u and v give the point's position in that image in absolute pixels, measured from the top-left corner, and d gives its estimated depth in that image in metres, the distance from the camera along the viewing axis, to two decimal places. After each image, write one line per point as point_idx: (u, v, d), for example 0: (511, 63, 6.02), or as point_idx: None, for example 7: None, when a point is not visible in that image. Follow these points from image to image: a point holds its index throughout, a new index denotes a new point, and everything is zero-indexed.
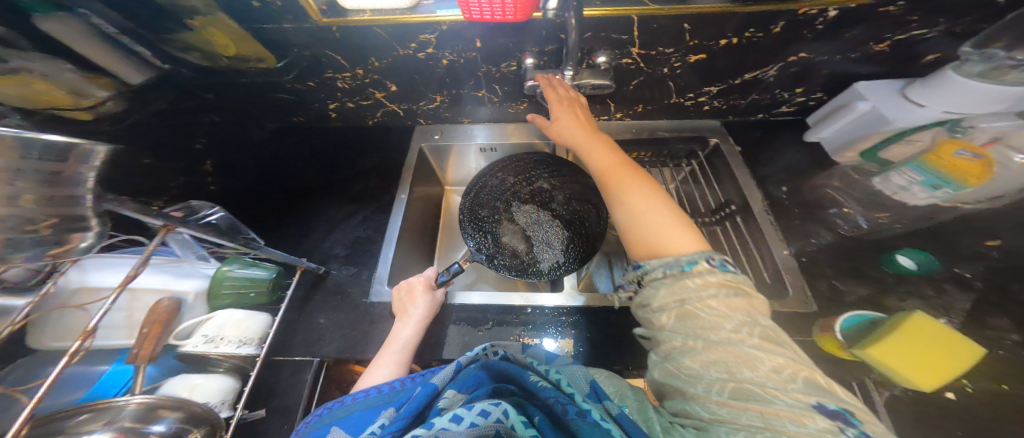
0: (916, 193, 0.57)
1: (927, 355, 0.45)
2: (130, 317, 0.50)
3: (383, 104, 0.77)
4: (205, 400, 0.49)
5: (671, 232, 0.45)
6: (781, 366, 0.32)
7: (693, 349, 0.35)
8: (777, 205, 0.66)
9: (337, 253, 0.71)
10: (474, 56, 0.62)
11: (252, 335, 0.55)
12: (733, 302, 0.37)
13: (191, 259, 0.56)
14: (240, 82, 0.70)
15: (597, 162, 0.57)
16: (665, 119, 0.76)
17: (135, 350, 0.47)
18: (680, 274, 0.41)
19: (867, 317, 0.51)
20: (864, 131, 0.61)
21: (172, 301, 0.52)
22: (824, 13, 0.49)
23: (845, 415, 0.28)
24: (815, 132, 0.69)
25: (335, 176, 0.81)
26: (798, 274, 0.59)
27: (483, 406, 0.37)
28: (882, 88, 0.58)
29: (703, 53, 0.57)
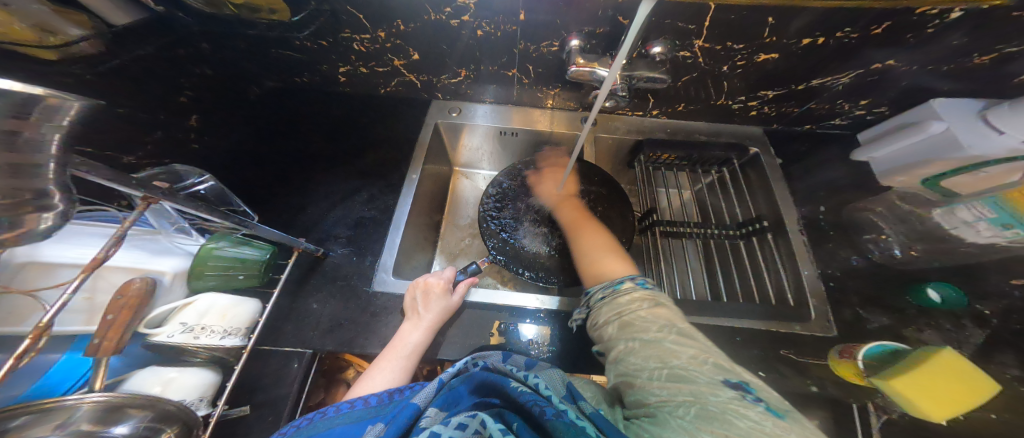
0: (981, 230, 0.50)
1: (953, 393, 0.42)
2: (92, 299, 0.41)
3: (401, 73, 0.69)
4: (180, 398, 0.42)
5: (609, 264, 0.57)
6: (700, 357, 0.37)
7: (633, 351, 0.41)
8: (812, 224, 0.63)
9: (338, 233, 0.64)
10: (514, 30, 0.55)
11: (240, 325, 0.48)
12: (656, 311, 0.45)
13: (169, 232, 0.47)
14: (246, 34, 0.61)
15: (565, 215, 0.67)
16: (704, 121, 0.74)
17: (94, 340, 0.35)
18: (613, 292, 0.51)
19: (890, 348, 0.48)
20: (909, 157, 0.57)
21: (146, 282, 0.41)
22: (946, 14, 0.44)
23: (743, 385, 0.33)
24: (866, 151, 0.64)
25: (338, 147, 0.73)
26: (823, 299, 0.57)
27: (459, 420, 0.34)
28: (959, 108, 0.52)
29: (775, 53, 0.54)
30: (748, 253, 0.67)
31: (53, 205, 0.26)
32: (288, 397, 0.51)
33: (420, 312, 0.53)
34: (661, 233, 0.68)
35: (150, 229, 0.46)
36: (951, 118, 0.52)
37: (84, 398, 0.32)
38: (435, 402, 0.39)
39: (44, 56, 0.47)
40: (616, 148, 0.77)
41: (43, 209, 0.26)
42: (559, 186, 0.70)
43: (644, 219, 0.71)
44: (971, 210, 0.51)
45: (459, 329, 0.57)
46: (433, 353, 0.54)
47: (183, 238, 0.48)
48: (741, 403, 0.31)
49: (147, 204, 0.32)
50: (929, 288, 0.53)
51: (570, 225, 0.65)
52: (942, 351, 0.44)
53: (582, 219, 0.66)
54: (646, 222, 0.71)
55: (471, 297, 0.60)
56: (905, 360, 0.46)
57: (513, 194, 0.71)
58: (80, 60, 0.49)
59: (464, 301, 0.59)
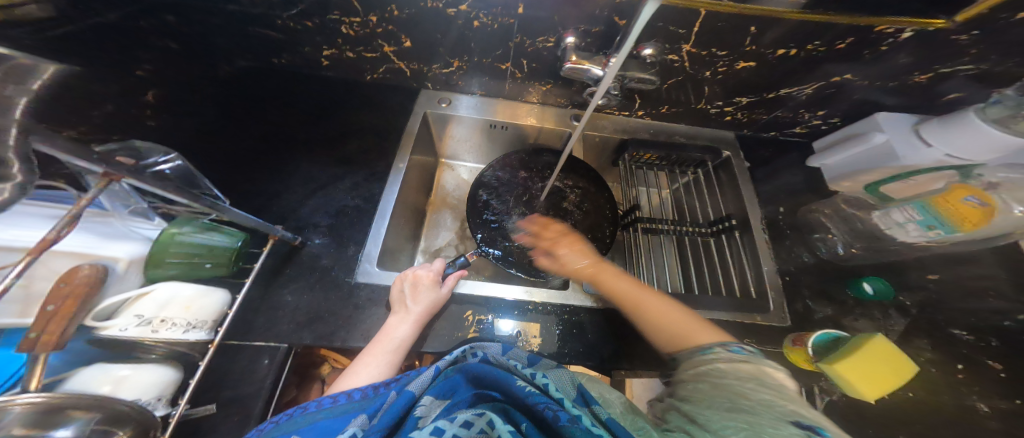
0: (910, 231, 0.57)
1: (882, 375, 0.48)
2: (28, 287, 0.35)
3: (390, 60, 0.67)
4: (135, 397, 0.37)
5: (695, 329, 0.47)
6: (775, 400, 0.34)
7: (698, 390, 0.38)
8: (773, 224, 0.70)
9: (318, 221, 0.61)
10: (510, 23, 0.56)
11: (206, 318, 0.44)
12: (741, 366, 0.39)
13: (123, 215, 0.43)
14: (227, 10, 0.57)
15: (580, 269, 0.60)
16: (683, 124, 0.79)
17: (30, 333, 0.30)
18: (700, 358, 0.43)
19: (834, 335, 0.54)
20: (860, 164, 0.65)
21: (94, 269, 0.36)
22: (898, 34, 0.50)
23: (818, 428, 0.29)
24: (819, 159, 0.72)
25: (319, 132, 0.69)
26: (779, 291, 0.63)
27: (465, 418, 0.35)
28: (898, 123, 0.60)
29: (753, 61, 0.59)
30: (717, 248, 0.72)
31: (11, 176, 0.25)
32: (257, 395, 0.48)
33: (408, 306, 0.52)
34: (642, 228, 0.72)
35: (98, 211, 0.41)
36: (891, 131, 0.59)
37: (15, 400, 0.26)
38: (431, 391, 0.41)
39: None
40: (602, 146, 0.80)
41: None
42: (549, 181, 0.72)
43: (627, 216, 0.74)
44: (903, 212, 0.57)
45: (447, 322, 0.57)
46: (418, 346, 0.54)
47: (139, 223, 0.44)
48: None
49: (107, 181, 0.31)
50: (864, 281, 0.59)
51: (634, 281, 0.56)
52: (875, 336, 0.50)
53: (604, 268, 0.59)
54: (628, 219, 0.74)
55: (460, 289, 0.59)
56: (846, 345, 0.52)
57: (506, 189, 0.73)
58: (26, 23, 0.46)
59: (453, 293, 0.59)
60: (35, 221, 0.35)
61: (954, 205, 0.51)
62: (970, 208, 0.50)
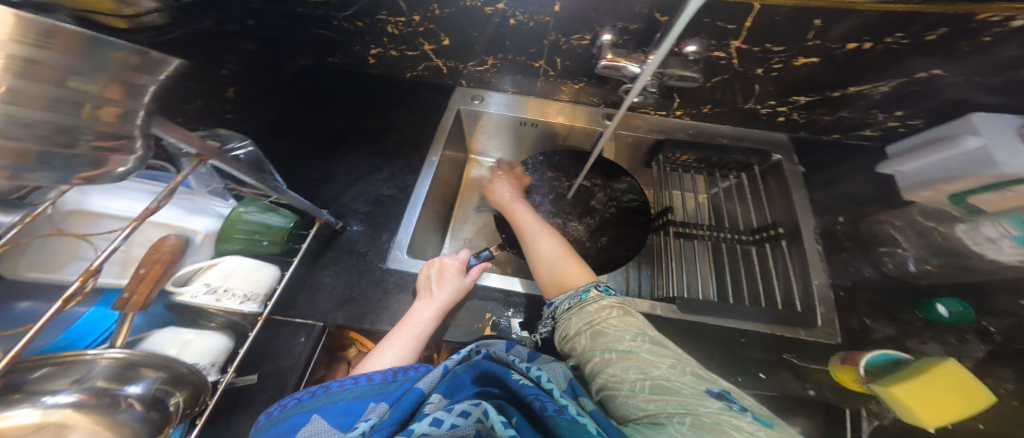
0: (1002, 248, 0.48)
1: (942, 403, 0.43)
2: (127, 252, 0.43)
3: (429, 57, 0.69)
4: (194, 361, 0.42)
5: (571, 271, 0.56)
6: (677, 366, 0.37)
7: (611, 363, 0.39)
8: (828, 235, 0.63)
9: (357, 209, 0.65)
10: (547, 21, 0.55)
11: (259, 291, 0.48)
12: (626, 319, 0.44)
13: (203, 194, 0.50)
14: (293, 11, 0.61)
15: (503, 202, 0.70)
16: (728, 124, 0.74)
17: (124, 294, 0.36)
18: (580, 302, 0.49)
19: (893, 357, 0.49)
20: (937, 171, 0.55)
21: (179, 240, 0.43)
22: (1005, 22, 0.43)
23: (727, 394, 0.34)
24: (892, 164, 0.63)
25: (360, 125, 0.73)
26: (832, 307, 0.57)
27: (462, 408, 0.36)
28: (999, 125, 0.51)
29: (816, 56, 0.53)
30: (759, 258, 0.68)
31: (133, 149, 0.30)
32: (294, 368, 0.52)
33: (437, 284, 0.56)
34: (673, 232, 0.69)
35: (186, 190, 0.49)
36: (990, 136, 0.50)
37: (104, 353, 0.30)
38: (440, 388, 0.40)
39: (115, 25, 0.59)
40: (637, 146, 0.78)
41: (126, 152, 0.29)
42: (577, 180, 0.72)
43: (658, 218, 0.72)
44: (994, 227, 0.49)
45: (468, 312, 0.58)
46: (439, 334, 0.55)
47: (216, 201, 0.51)
48: (731, 413, 0.30)
49: (200, 160, 0.34)
50: (938, 302, 0.52)
51: (531, 232, 0.64)
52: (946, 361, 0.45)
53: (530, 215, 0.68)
54: (660, 221, 0.71)
55: (482, 280, 0.61)
56: (909, 369, 0.47)
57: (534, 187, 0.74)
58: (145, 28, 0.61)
59: (477, 283, 0.60)
60: (139, 196, 0.43)
61: None
62: None
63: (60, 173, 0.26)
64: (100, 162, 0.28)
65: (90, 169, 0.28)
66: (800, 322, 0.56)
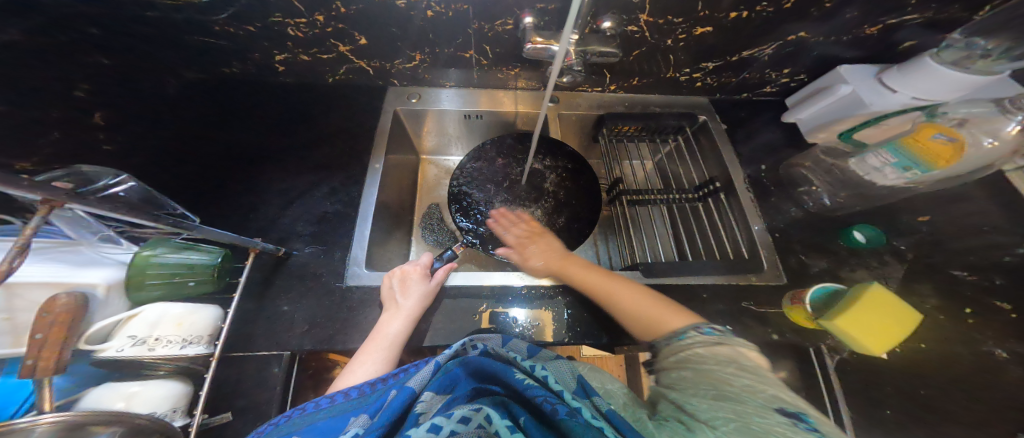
0: (888, 174, 0.57)
1: (880, 327, 0.48)
2: (12, 320, 0.33)
3: (349, 59, 0.66)
4: (149, 411, 0.38)
5: (661, 312, 0.49)
6: (756, 386, 0.33)
7: (681, 378, 0.38)
8: (757, 183, 0.69)
9: (301, 231, 0.61)
10: (465, 9, 0.54)
11: (200, 332, 0.44)
12: (718, 349, 0.39)
13: (90, 241, 0.41)
14: (176, 17, 0.56)
15: (544, 267, 0.59)
16: (657, 94, 0.77)
17: (27, 361, 0.30)
18: (676, 343, 0.44)
19: (830, 290, 0.54)
20: (832, 115, 0.66)
21: (73, 298, 0.34)
22: None
23: (800, 414, 0.29)
24: (794, 113, 0.72)
25: (292, 140, 0.69)
26: (772, 248, 0.62)
27: (462, 413, 0.33)
28: (862, 74, 0.63)
29: (709, 27, 0.58)
30: (706, 213, 0.72)
31: None
32: (272, 400, 0.49)
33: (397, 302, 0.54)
34: (628, 201, 0.72)
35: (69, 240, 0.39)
36: (854, 82, 0.62)
37: (41, 418, 0.26)
38: (431, 386, 0.39)
39: None
40: (581, 124, 0.80)
41: None
42: (526, 164, 0.72)
43: (612, 190, 0.75)
44: (877, 157, 0.57)
45: (443, 315, 0.57)
46: (419, 341, 0.54)
47: (108, 247, 0.43)
48: (790, 427, 0.27)
49: (50, 208, 0.28)
50: (856, 231, 0.61)
51: (557, 264, 0.60)
52: (870, 288, 0.50)
53: (576, 270, 0.58)
54: (614, 193, 0.75)
55: (449, 281, 0.59)
56: (841, 300, 0.51)
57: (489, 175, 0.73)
58: None
59: (443, 286, 0.59)
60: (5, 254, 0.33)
61: (924, 143, 0.51)
62: (937, 144, 0.51)
63: None
64: None
65: None
66: (748, 268, 0.61)
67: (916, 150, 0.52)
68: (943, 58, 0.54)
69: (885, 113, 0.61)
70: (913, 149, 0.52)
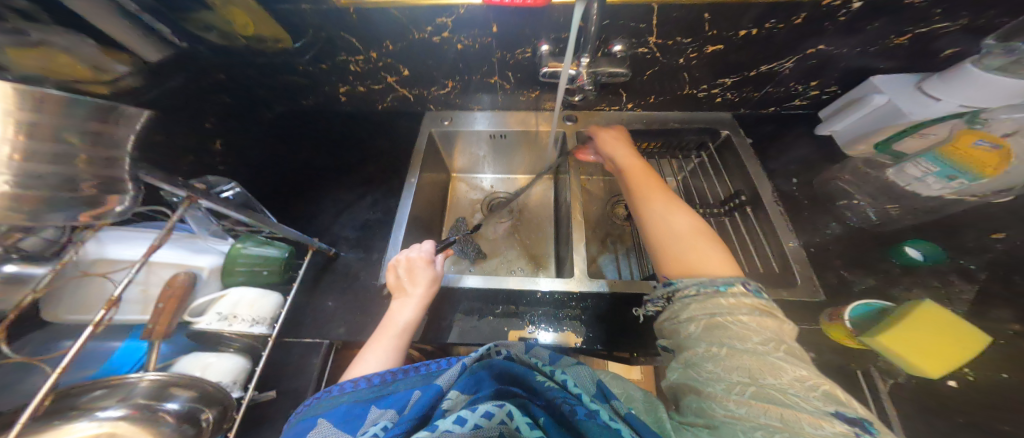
0: (931, 184, 0.56)
1: (928, 350, 0.42)
2: (147, 291, 0.48)
3: (394, 89, 0.76)
4: (217, 379, 0.48)
5: (713, 260, 0.43)
6: (808, 380, 0.30)
7: (718, 356, 0.34)
8: (788, 198, 0.65)
9: (347, 236, 0.70)
10: (490, 41, 0.62)
11: (265, 315, 0.53)
12: (765, 321, 0.36)
13: (205, 236, 0.54)
14: (258, 62, 0.69)
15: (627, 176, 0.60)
16: (677, 110, 0.78)
17: (149, 325, 0.46)
18: (714, 293, 0.39)
19: (877, 306, 0.48)
20: (870, 126, 0.64)
21: (188, 275, 0.50)
22: (848, 4, 0.51)
23: (864, 423, 0.27)
24: (828, 125, 0.70)
25: (345, 159, 0.80)
26: (806, 263, 0.56)
27: (486, 408, 0.33)
28: (897, 82, 0.61)
29: (720, 44, 0.60)
30: (733, 228, 0.69)
31: (125, 190, 0.38)
32: (307, 386, 0.56)
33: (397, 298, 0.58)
34: None
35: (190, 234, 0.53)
36: (890, 91, 0.59)
37: (143, 376, 0.37)
38: (458, 384, 0.38)
39: (98, 90, 0.49)
40: None
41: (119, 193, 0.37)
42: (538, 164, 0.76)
43: None
44: (916, 167, 0.56)
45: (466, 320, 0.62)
46: None
47: (215, 240, 0.55)
48: None
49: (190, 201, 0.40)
50: (910, 247, 0.55)
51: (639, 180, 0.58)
52: (919, 305, 0.45)
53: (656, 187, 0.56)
54: None
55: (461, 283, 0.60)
56: (893, 318, 0.45)
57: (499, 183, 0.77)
58: (126, 93, 0.52)
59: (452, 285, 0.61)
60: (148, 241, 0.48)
61: (965, 149, 0.53)
62: (980, 150, 0.52)
63: (67, 213, 0.34)
64: (97, 201, 0.36)
65: (88, 209, 0.35)
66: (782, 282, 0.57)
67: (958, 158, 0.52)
68: (988, 64, 0.52)
69: (925, 120, 0.57)
70: (954, 157, 0.53)
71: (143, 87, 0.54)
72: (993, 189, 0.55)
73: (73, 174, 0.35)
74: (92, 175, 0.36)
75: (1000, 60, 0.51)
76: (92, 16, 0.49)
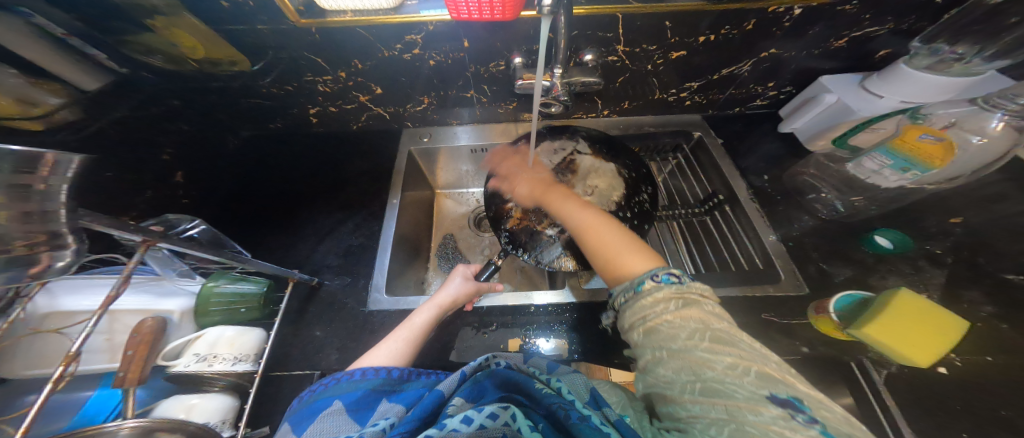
0: (888, 176, 0.60)
1: (915, 337, 0.44)
2: (111, 339, 0.47)
3: (368, 107, 0.75)
4: (204, 420, 0.46)
5: (630, 256, 0.47)
6: (738, 364, 0.30)
7: (661, 363, 0.35)
8: (761, 194, 0.67)
9: (330, 263, 0.67)
10: (461, 56, 0.62)
11: (248, 351, 0.51)
12: (684, 312, 0.36)
13: (173, 277, 0.51)
14: (212, 87, 0.65)
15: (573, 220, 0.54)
16: (650, 115, 0.80)
17: (119, 374, 0.41)
18: (636, 296, 0.41)
19: (858, 298, 0.50)
20: (824, 123, 0.68)
21: (156, 320, 0.46)
22: (791, 11, 0.55)
23: (794, 402, 0.27)
24: (790, 123, 0.74)
25: (324, 181, 0.77)
26: (788, 257, 0.58)
27: (490, 409, 0.32)
28: (843, 82, 0.65)
29: (683, 50, 0.62)
30: (715, 225, 0.70)
31: (69, 244, 0.31)
32: None
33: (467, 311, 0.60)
34: None
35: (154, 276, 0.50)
36: (838, 90, 0.64)
37: (123, 424, 0.34)
38: (461, 392, 0.37)
39: (27, 128, 0.46)
40: None
41: (60, 248, 0.31)
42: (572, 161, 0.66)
43: None
44: (873, 160, 0.60)
45: (471, 345, 0.57)
46: (428, 361, 0.55)
47: (186, 281, 0.52)
48: (787, 424, 0.25)
49: (147, 247, 0.36)
50: (879, 236, 0.58)
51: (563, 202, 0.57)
52: (900, 294, 0.48)
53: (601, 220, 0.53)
54: None
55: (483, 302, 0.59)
56: (873, 307, 0.48)
57: None
58: (63, 127, 0.49)
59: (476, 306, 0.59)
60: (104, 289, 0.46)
61: (912, 143, 0.55)
62: (926, 144, 0.54)
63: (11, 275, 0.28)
64: (37, 259, 0.29)
65: (29, 268, 0.29)
66: (765, 279, 0.57)
67: (907, 151, 0.55)
68: (916, 64, 0.57)
69: (872, 117, 0.61)
70: (904, 151, 0.56)
71: (82, 121, 0.51)
72: (948, 176, 0.59)
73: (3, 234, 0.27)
74: (27, 231, 0.28)
75: (927, 60, 0.57)
76: (17, 46, 0.46)
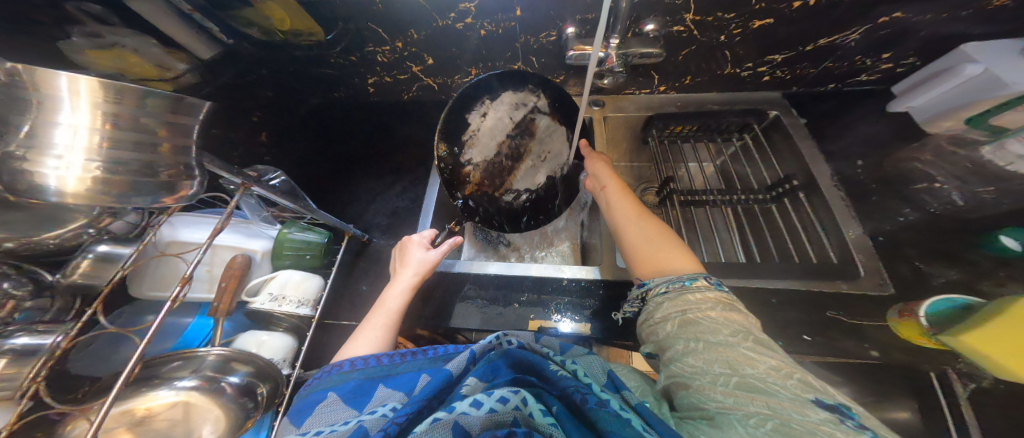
0: None
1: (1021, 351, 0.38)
2: (211, 270, 0.55)
3: (419, 78, 0.77)
4: (270, 355, 0.53)
5: (669, 251, 0.47)
6: (781, 368, 0.31)
7: (696, 353, 0.35)
8: (852, 180, 0.58)
9: None
10: (513, 25, 0.61)
11: (309, 297, 0.58)
12: (729, 315, 0.37)
13: (258, 222, 0.61)
14: (296, 55, 0.69)
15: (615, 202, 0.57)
16: (716, 92, 0.73)
17: (215, 303, 0.50)
18: (681, 288, 0.41)
19: (960, 303, 0.42)
20: (951, 102, 0.55)
21: (245, 257, 0.55)
22: None
23: (843, 408, 0.27)
24: (903, 101, 0.62)
25: None
26: (873, 253, 0.50)
27: (501, 393, 0.33)
28: (1000, 50, 0.52)
29: (769, 17, 0.55)
30: (783, 216, 0.62)
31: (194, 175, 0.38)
32: None
33: (481, 286, 0.61)
34: (680, 202, 0.65)
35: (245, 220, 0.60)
36: (987, 60, 0.52)
37: (212, 350, 0.44)
38: (476, 372, 0.37)
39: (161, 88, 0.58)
40: (626, 126, 0.76)
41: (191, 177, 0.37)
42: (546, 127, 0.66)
43: (661, 190, 0.68)
44: None
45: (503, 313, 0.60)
46: (462, 321, 0.60)
47: (266, 226, 0.61)
48: (837, 426, 0.25)
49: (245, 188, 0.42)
50: (1004, 235, 0.45)
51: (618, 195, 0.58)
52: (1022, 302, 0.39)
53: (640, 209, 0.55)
54: (663, 193, 0.67)
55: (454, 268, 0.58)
56: (976, 317, 0.40)
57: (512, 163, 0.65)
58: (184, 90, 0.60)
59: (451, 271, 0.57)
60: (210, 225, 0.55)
61: None
62: None
63: (151, 197, 0.35)
64: (174, 187, 0.36)
65: (166, 193, 0.36)
66: (839, 275, 0.49)
67: None
68: None
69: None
70: None
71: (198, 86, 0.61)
72: None
73: (150, 162, 0.36)
74: (169, 162, 0.37)
75: None
76: (157, 19, 0.53)
